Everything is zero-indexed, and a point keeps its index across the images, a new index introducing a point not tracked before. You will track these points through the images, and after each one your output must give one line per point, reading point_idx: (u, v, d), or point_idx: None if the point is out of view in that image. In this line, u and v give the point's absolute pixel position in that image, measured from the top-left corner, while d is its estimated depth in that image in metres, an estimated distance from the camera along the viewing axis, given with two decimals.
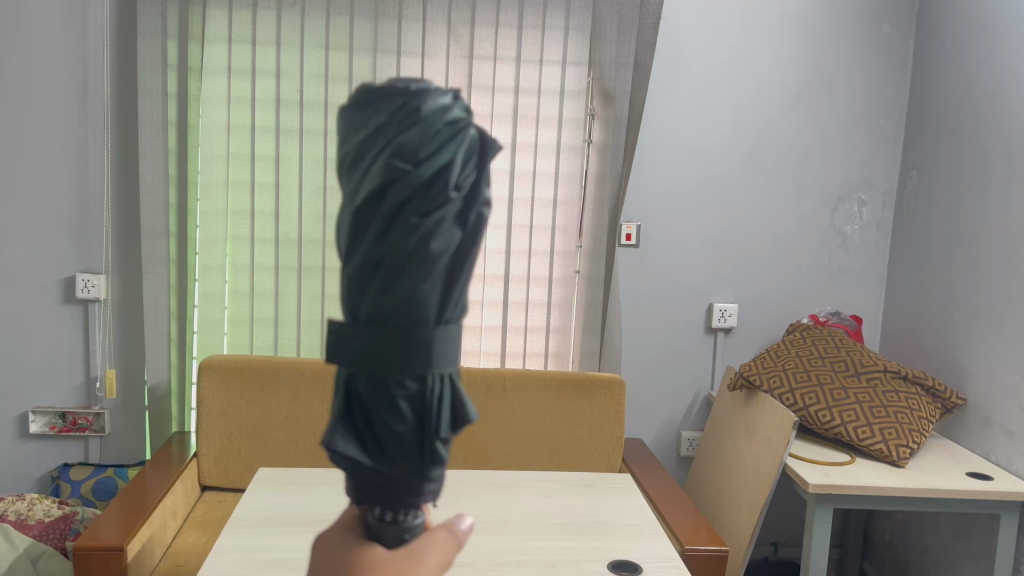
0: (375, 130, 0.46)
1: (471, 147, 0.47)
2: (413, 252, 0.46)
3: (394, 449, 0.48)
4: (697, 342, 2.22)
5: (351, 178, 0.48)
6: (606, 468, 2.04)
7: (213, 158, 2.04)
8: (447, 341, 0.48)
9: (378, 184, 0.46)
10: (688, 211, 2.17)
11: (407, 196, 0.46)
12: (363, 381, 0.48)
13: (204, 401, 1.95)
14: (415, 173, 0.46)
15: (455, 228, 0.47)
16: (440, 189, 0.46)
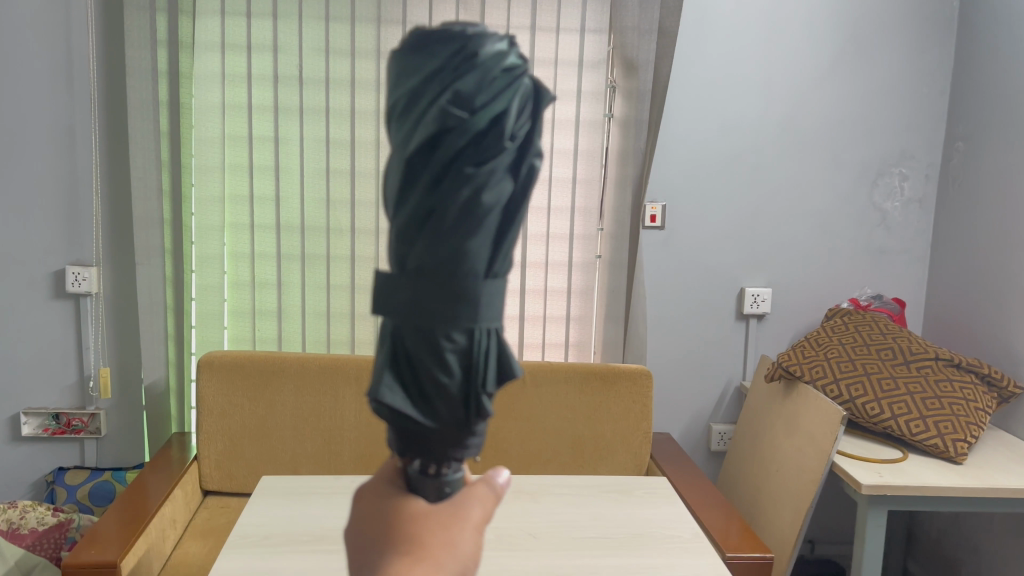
0: (431, 73, 0.45)
1: (527, 96, 0.47)
2: (466, 205, 0.46)
3: (439, 407, 0.50)
4: (728, 329, 2.08)
5: (401, 122, 0.47)
6: (634, 466, 1.91)
7: (208, 140, 1.91)
8: (494, 296, 0.48)
9: (433, 132, 0.45)
10: (716, 189, 2.01)
11: (462, 144, 0.46)
12: (410, 335, 0.48)
13: (203, 400, 1.82)
14: (472, 123, 0.45)
15: (508, 176, 0.47)
16: (496, 137, 0.46)
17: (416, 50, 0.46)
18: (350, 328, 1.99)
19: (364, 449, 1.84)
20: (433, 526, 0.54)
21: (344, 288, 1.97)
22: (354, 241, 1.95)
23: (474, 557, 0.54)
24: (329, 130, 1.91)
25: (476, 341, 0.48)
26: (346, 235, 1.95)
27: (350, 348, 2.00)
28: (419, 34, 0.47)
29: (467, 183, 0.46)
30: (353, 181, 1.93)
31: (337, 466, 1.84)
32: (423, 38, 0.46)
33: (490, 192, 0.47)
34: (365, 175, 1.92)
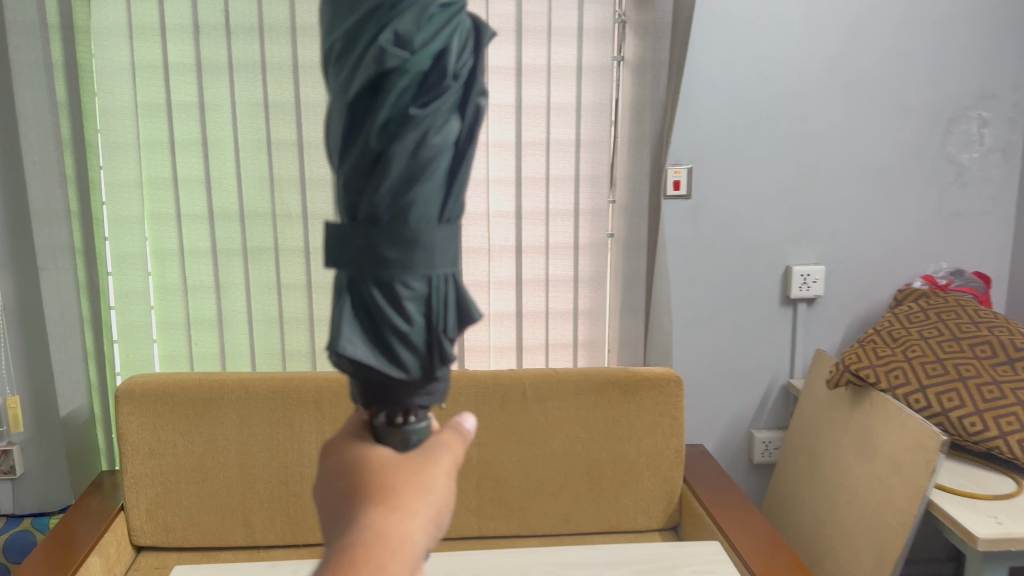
0: (367, 18, 0.53)
1: (463, 38, 0.56)
2: (416, 148, 0.54)
3: (402, 350, 0.58)
4: (771, 318, 1.71)
5: (344, 74, 0.55)
6: (665, 492, 1.56)
7: (118, 110, 1.53)
8: (449, 235, 0.57)
9: (376, 76, 0.53)
10: (752, 146, 1.62)
11: (406, 87, 0.54)
12: (368, 275, 0.56)
13: (125, 440, 1.46)
14: (412, 68, 0.53)
15: (451, 117, 0.56)
16: (437, 78, 0.55)
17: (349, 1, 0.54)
18: (309, 336, 1.62)
19: None
20: (403, 472, 0.58)
21: (298, 287, 1.59)
22: (307, 229, 1.57)
23: (445, 500, 0.59)
24: (267, 90, 1.51)
25: (433, 283, 0.57)
26: (297, 222, 1.57)
27: (311, 361, 1.64)
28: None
29: (413, 124, 0.54)
30: (301, 153, 1.54)
31: (299, 509, 1.50)
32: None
33: (435, 133, 0.55)
34: (316, 145, 1.54)
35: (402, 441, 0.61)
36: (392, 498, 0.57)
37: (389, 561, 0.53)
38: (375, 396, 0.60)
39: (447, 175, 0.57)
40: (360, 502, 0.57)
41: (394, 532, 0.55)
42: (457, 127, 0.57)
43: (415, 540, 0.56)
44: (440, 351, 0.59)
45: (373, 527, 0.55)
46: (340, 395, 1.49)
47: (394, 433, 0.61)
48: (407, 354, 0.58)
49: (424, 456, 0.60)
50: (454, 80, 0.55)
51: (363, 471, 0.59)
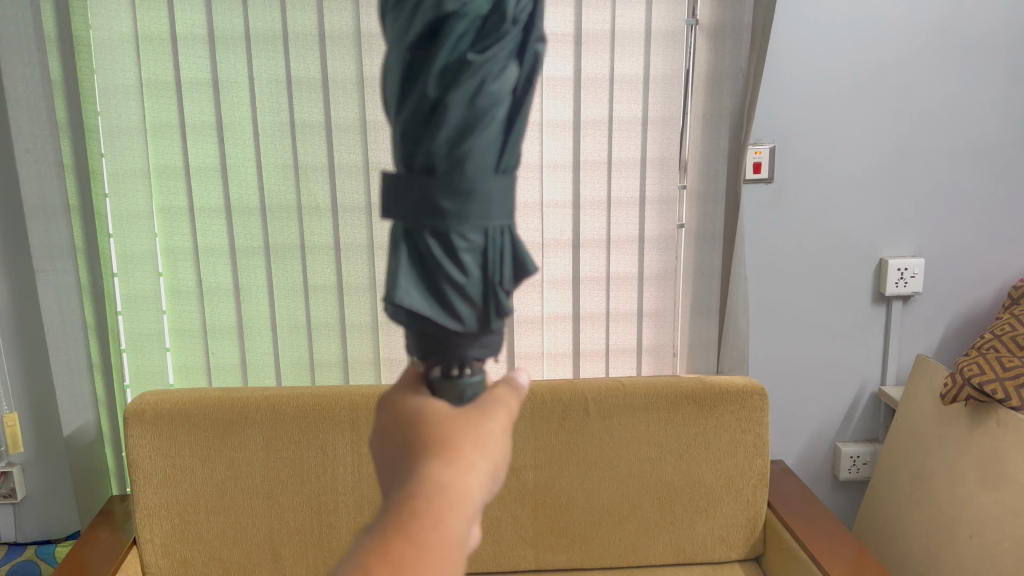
0: None
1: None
2: (472, 95, 0.43)
3: (458, 301, 0.46)
4: (860, 317, 1.51)
5: (398, 16, 0.44)
6: (747, 518, 1.37)
7: (119, 89, 1.33)
8: (506, 192, 0.46)
9: (433, 20, 0.43)
10: (843, 122, 1.41)
11: (465, 30, 0.43)
12: (422, 227, 0.45)
13: (136, 465, 1.28)
14: (471, 7, 0.43)
15: (512, 63, 0.45)
16: (500, 20, 0.44)
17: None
18: (340, 344, 1.44)
19: (367, 517, 1.31)
20: (456, 427, 0.48)
21: (328, 289, 1.41)
22: (337, 223, 1.38)
23: (504, 458, 0.48)
24: (289, 63, 1.32)
25: (491, 236, 0.45)
26: (326, 215, 1.38)
27: (343, 372, 1.46)
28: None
29: (470, 68, 0.43)
30: (329, 136, 1.35)
31: (333, 543, 1.32)
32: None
33: (493, 80, 0.44)
34: (347, 128, 1.34)
35: (456, 395, 0.50)
36: (449, 450, 0.46)
37: (451, 513, 0.43)
38: (432, 344, 0.49)
39: (507, 124, 0.45)
40: (411, 457, 0.46)
41: (455, 486, 0.44)
42: (519, 77, 0.45)
43: (477, 495, 0.45)
44: (496, 302, 0.47)
45: (431, 479, 0.44)
46: None
47: (447, 384, 0.50)
48: (463, 309, 0.47)
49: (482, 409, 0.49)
50: (519, 24, 0.44)
51: (412, 425, 0.48)
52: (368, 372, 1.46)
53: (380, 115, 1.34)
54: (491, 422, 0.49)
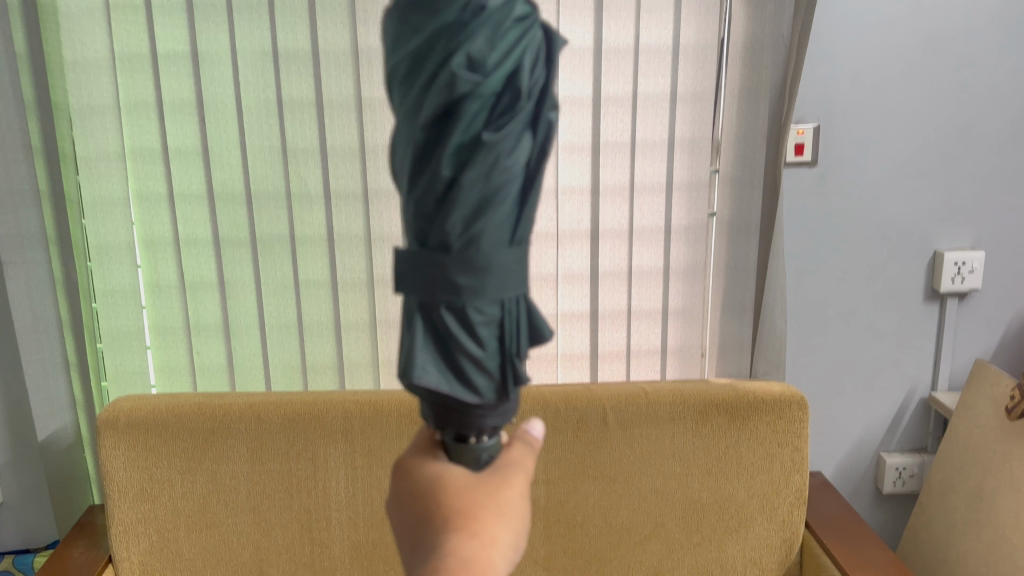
0: (434, 35, 0.38)
1: (540, 46, 0.40)
2: (487, 172, 0.39)
3: (474, 373, 0.42)
4: (910, 316, 1.36)
5: (409, 92, 0.40)
6: (782, 539, 1.23)
7: (90, 64, 1.20)
8: (520, 265, 0.41)
9: (446, 101, 0.38)
10: (898, 99, 1.25)
11: (479, 111, 0.38)
12: (439, 308, 0.41)
13: (110, 478, 1.17)
14: (485, 86, 0.38)
15: (524, 135, 0.40)
16: (515, 98, 0.39)
17: (416, 17, 0.38)
18: (335, 343, 1.32)
19: (363, 536, 1.19)
20: (478, 497, 0.44)
21: (322, 284, 1.29)
22: (331, 212, 1.25)
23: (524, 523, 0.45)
24: (276, 34, 1.18)
25: (509, 308, 0.41)
26: (318, 203, 1.25)
27: (339, 373, 1.34)
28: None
29: (484, 147, 0.39)
30: (321, 115, 1.21)
31: (326, 563, 1.20)
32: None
33: (507, 157, 0.39)
34: (341, 106, 1.21)
35: (475, 460, 0.45)
36: (469, 523, 0.43)
37: None
38: (446, 416, 0.44)
39: (519, 197, 0.41)
40: (431, 531, 0.43)
41: (478, 564, 0.42)
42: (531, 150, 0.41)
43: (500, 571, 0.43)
44: (513, 370, 0.42)
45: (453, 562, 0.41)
46: (374, 423, 1.18)
47: (460, 449, 0.45)
48: (481, 384, 0.42)
49: (503, 473, 0.45)
50: (534, 95, 0.40)
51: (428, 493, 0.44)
52: (366, 374, 1.34)
53: (378, 91, 1.20)
54: (510, 485, 0.45)
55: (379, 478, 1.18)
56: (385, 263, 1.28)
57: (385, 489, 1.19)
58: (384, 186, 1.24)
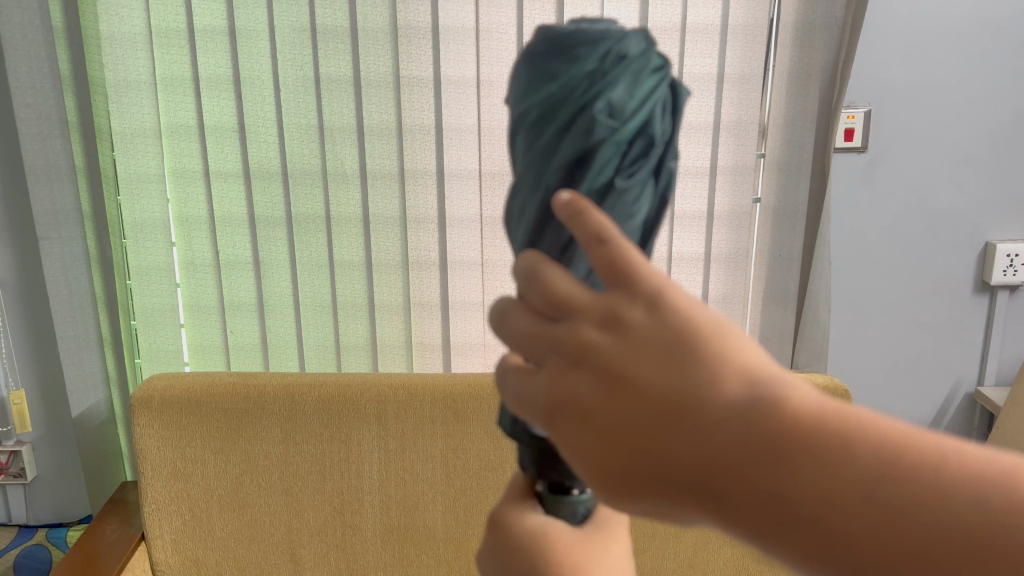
0: (568, 85, 0.38)
1: (667, 99, 0.39)
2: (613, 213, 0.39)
3: None
4: (957, 308, 1.32)
5: (537, 137, 0.39)
6: None
7: (128, 38, 1.19)
8: None
9: (579, 146, 0.38)
10: (954, 83, 1.21)
11: (611, 157, 0.39)
12: None
13: (144, 457, 1.17)
14: (619, 132, 0.38)
15: (649, 182, 0.40)
16: (643, 147, 0.39)
17: (549, 60, 0.38)
18: (368, 325, 1.31)
19: (395, 519, 1.18)
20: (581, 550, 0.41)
21: (356, 265, 1.27)
22: (366, 192, 1.23)
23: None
24: (314, 9, 1.16)
25: None
26: (354, 183, 1.23)
27: (372, 355, 1.33)
28: (547, 37, 0.38)
29: (612, 188, 0.39)
30: (358, 93, 1.19)
31: (357, 546, 1.19)
32: (560, 42, 0.38)
33: (633, 203, 0.40)
34: (379, 84, 1.18)
35: (571, 514, 0.42)
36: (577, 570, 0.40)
37: None
38: (550, 456, 0.42)
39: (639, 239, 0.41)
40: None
41: None
42: (653, 201, 0.41)
43: None
44: None
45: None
46: (407, 407, 1.16)
47: (558, 500, 0.43)
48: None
49: (604, 527, 0.43)
50: (665, 145, 0.40)
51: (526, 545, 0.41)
52: (399, 357, 1.33)
53: (416, 70, 1.18)
54: (612, 541, 0.42)
55: (411, 461, 1.17)
56: (420, 245, 1.26)
57: (417, 472, 1.17)
58: (421, 166, 1.22)
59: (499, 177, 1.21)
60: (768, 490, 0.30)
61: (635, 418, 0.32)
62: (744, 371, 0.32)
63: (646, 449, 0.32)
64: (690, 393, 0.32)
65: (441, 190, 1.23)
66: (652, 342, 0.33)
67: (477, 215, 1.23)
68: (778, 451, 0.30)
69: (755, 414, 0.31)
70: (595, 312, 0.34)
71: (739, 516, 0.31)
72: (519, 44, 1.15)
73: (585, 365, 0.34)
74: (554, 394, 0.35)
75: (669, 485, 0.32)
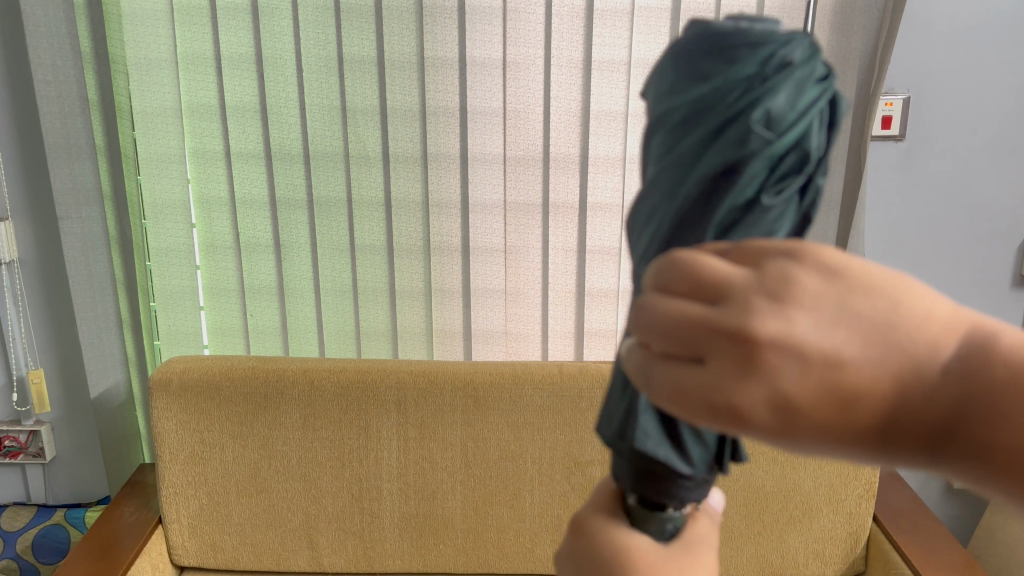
0: (724, 88, 0.36)
1: (825, 114, 0.37)
2: (750, 229, 0.37)
3: (690, 442, 0.39)
4: (995, 304, 1.28)
5: (681, 141, 0.38)
6: (847, 532, 1.18)
7: (147, 15, 1.17)
8: None
9: (728, 156, 0.36)
10: (998, 71, 1.16)
11: (759, 173, 0.36)
12: None
13: (163, 441, 1.15)
14: (774, 147, 0.36)
15: (795, 200, 0.38)
16: (796, 164, 0.37)
17: (707, 61, 0.37)
18: (389, 310, 1.29)
19: (413, 508, 1.17)
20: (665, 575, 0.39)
21: (378, 249, 1.25)
22: (389, 174, 1.21)
23: None
24: None
25: None
26: (376, 165, 1.21)
27: (392, 342, 1.31)
28: (708, 36, 0.37)
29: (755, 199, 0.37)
30: (381, 74, 1.16)
31: (375, 533, 1.18)
32: (719, 44, 0.37)
33: (776, 223, 0.37)
34: (402, 65, 1.16)
35: (659, 530, 0.41)
36: None
37: None
38: (651, 478, 0.40)
39: None
40: None
41: None
42: (794, 221, 0.38)
43: None
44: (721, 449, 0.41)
45: None
46: (427, 395, 1.14)
47: (650, 514, 0.41)
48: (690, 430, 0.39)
49: (691, 548, 0.41)
50: (817, 162, 0.37)
51: (608, 555, 0.39)
52: (420, 344, 1.32)
53: (441, 50, 1.15)
54: (699, 565, 0.41)
55: (431, 450, 1.15)
56: (442, 230, 1.24)
57: (437, 462, 1.15)
58: (444, 149, 1.19)
59: (524, 160, 1.19)
60: (990, 438, 0.32)
61: (869, 397, 0.31)
62: (946, 323, 0.32)
63: (883, 428, 0.31)
64: (912, 360, 0.31)
65: (465, 174, 1.20)
66: (862, 309, 0.31)
67: (501, 200, 1.21)
68: (998, 402, 0.31)
69: (970, 369, 0.32)
70: (768, 291, 0.31)
71: (952, 459, 0.33)
72: (548, 24, 1.12)
73: (789, 356, 0.30)
74: (760, 402, 0.30)
75: (895, 448, 0.32)
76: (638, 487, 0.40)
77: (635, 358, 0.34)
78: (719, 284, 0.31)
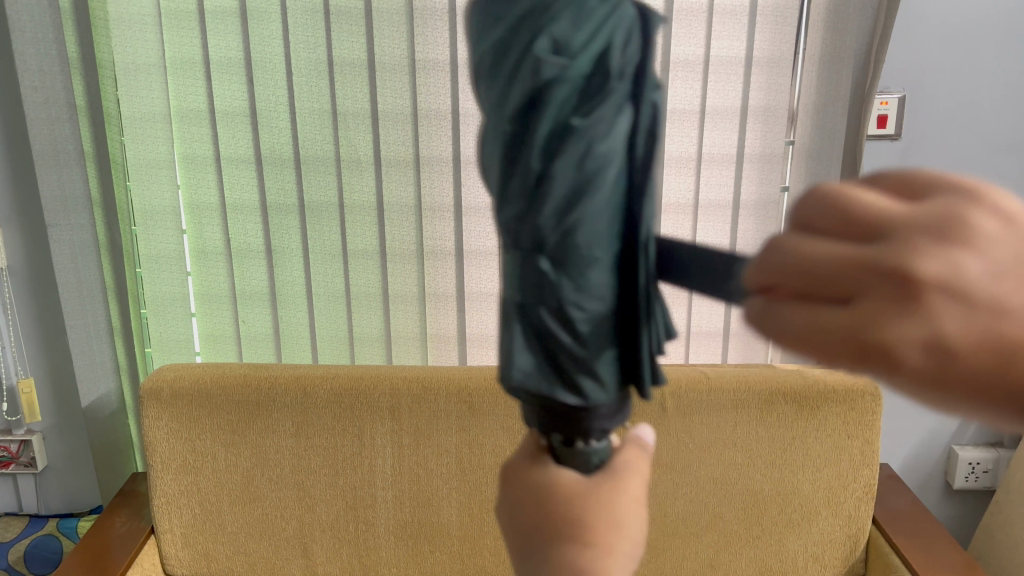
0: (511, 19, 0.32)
1: (631, 23, 0.32)
2: (579, 163, 0.32)
3: (581, 374, 0.35)
4: None
5: (490, 85, 0.33)
6: (847, 535, 1.17)
7: (134, 21, 1.15)
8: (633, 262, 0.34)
9: (528, 90, 0.31)
10: (995, 67, 1.15)
11: (565, 101, 0.31)
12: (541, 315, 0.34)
13: (154, 450, 1.14)
14: (571, 69, 0.31)
15: (625, 117, 0.32)
16: (607, 81, 0.32)
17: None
18: (383, 316, 1.28)
19: (408, 515, 1.16)
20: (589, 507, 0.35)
21: (370, 252, 1.24)
22: (381, 177, 1.20)
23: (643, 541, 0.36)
24: None
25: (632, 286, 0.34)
26: (367, 169, 1.20)
27: (385, 347, 1.30)
28: None
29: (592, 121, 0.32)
30: (372, 77, 1.15)
31: (370, 541, 1.17)
32: None
33: (606, 148, 0.32)
34: (393, 67, 1.14)
35: (582, 462, 0.36)
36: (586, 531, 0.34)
37: None
38: (553, 410, 0.36)
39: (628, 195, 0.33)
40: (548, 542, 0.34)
41: None
42: (635, 138, 0.33)
43: None
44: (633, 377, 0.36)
45: None
46: (421, 401, 1.13)
47: (568, 448, 0.36)
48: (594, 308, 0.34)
49: (619, 478, 0.36)
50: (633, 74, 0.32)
51: (532, 496, 0.36)
52: (413, 349, 1.30)
53: (432, 52, 1.14)
54: (628, 493, 0.36)
55: (426, 457, 1.14)
56: (435, 234, 1.22)
57: (431, 468, 1.14)
58: (436, 153, 1.18)
59: None
60: None
61: None
62: None
63: None
64: None
65: (457, 178, 1.19)
66: None
67: None
68: None
69: None
70: (942, 223, 0.24)
71: None
72: None
73: (963, 305, 0.23)
74: (915, 351, 0.23)
75: None
76: (549, 420, 0.36)
77: (756, 310, 0.28)
78: (876, 215, 0.24)
